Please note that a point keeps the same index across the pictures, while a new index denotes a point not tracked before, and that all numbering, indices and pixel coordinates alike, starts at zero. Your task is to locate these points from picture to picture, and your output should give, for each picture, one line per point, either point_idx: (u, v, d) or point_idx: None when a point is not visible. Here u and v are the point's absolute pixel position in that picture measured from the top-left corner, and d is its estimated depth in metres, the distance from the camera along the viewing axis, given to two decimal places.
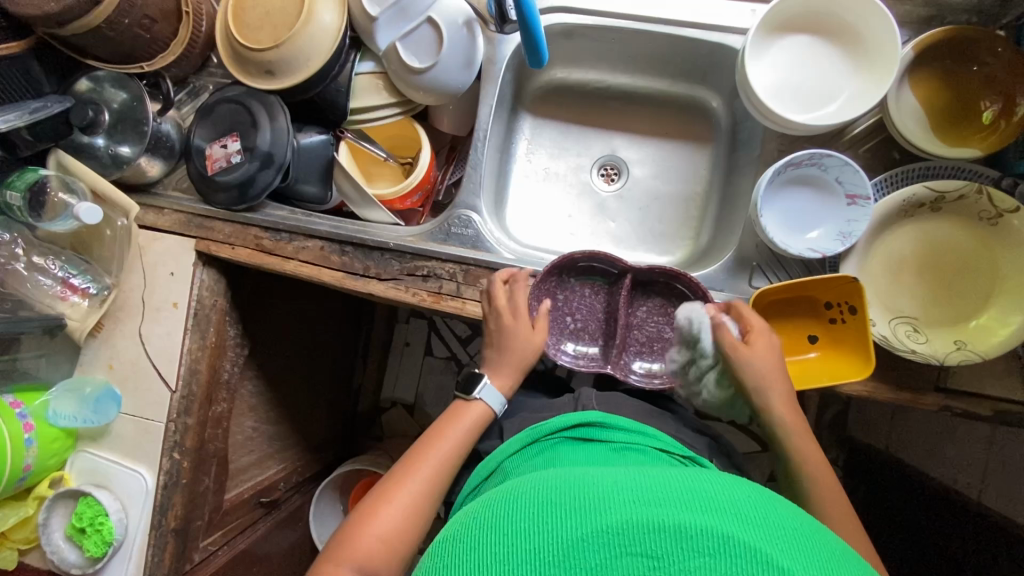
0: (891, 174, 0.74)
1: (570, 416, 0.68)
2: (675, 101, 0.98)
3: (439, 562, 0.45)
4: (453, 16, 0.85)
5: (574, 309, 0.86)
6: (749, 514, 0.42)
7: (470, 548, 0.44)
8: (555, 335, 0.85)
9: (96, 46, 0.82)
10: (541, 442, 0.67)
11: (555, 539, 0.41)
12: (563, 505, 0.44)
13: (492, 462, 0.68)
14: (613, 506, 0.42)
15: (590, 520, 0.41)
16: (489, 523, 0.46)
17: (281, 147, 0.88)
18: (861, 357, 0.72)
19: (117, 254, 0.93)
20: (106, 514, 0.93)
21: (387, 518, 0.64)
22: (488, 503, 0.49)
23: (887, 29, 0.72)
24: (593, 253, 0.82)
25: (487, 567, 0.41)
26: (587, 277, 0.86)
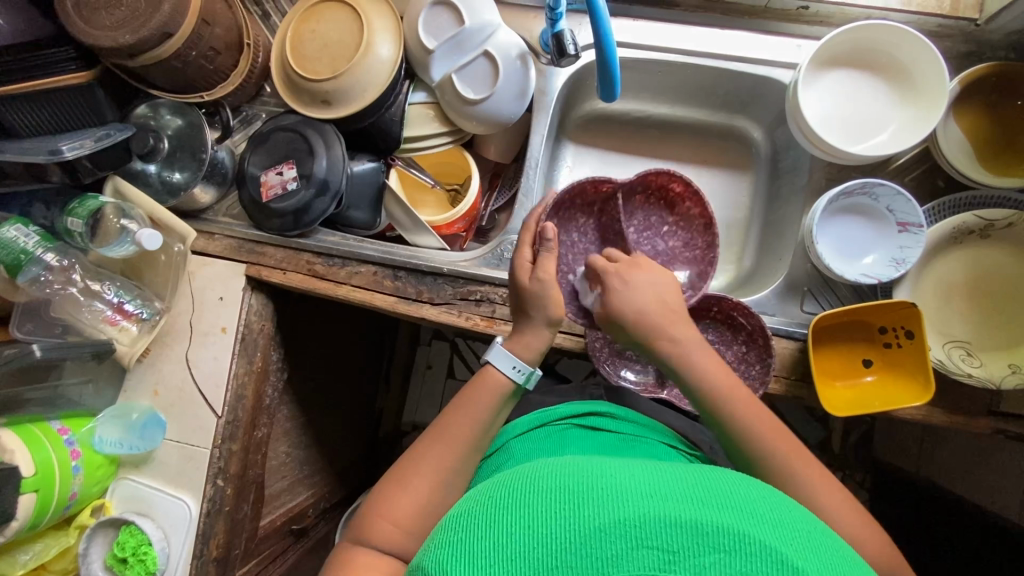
0: (941, 202, 0.77)
1: (577, 405, 0.75)
2: (713, 130, 1.01)
3: (451, 537, 0.44)
4: (507, 49, 0.88)
5: (572, 266, 0.89)
6: (762, 513, 0.42)
7: (486, 524, 0.43)
8: (614, 361, 0.86)
9: (159, 76, 0.84)
10: (551, 426, 0.73)
11: (570, 526, 0.40)
12: (580, 491, 0.43)
13: (500, 440, 0.74)
14: (630, 498, 0.41)
15: (609, 509, 0.41)
16: (502, 504, 0.45)
17: (337, 175, 0.89)
18: (919, 381, 0.73)
19: (169, 279, 0.94)
20: (150, 543, 0.91)
21: (383, 528, 0.61)
22: (501, 485, 0.48)
23: (934, 64, 0.75)
24: (578, 184, 0.84)
25: (501, 549, 0.41)
26: (575, 217, 0.88)
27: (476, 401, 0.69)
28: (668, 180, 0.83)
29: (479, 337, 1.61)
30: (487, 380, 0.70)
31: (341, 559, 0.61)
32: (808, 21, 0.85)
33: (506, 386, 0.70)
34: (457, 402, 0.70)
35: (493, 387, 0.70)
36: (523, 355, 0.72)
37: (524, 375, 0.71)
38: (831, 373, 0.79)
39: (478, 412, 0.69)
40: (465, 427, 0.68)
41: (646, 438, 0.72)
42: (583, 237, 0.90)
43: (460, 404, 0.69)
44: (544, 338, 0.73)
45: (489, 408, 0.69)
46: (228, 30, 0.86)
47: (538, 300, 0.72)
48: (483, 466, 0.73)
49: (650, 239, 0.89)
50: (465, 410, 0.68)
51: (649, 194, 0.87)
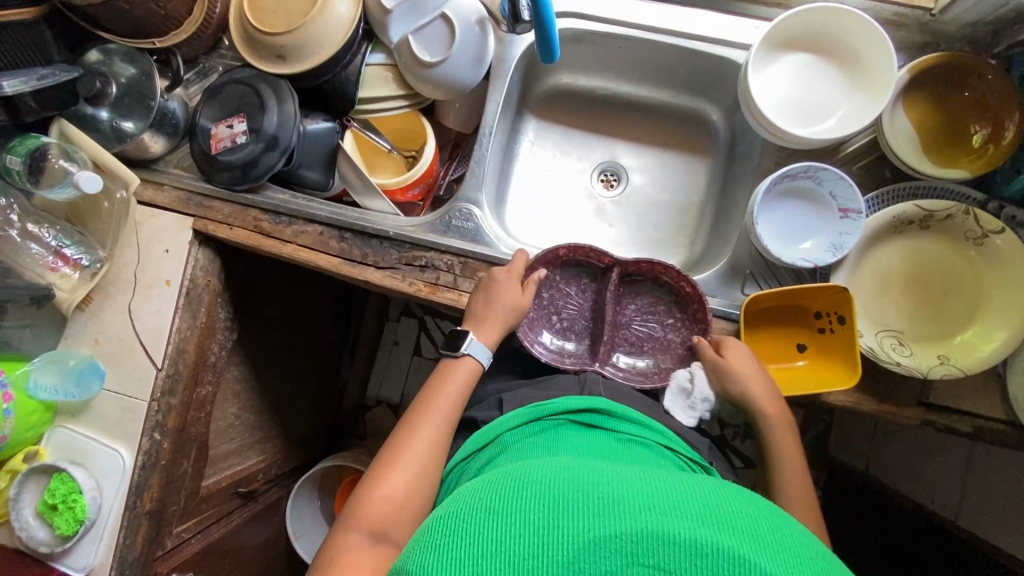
0: (883, 192, 0.77)
1: (575, 400, 0.65)
2: (675, 112, 1.01)
3: (439, 536, 0.44)
4: (466, 13, 0.87)
5: (559, 309, 0.84)
6: (764, 533, 0.41)
7: (475, 528, 0.43)
8: (535, 326, 0.82)
9: (107, 17, 0.83)
10: (546, 421, 0.64)
11: (564, 538, 0.40)
12: (576, 501, 0.43)
13: (490, 433, 0.65)
14: (627, 512, 0.41)
15: (601, 521, 0.41)
16: (496, 505, 0.45)
17: (287, 131, 0.88)
18: (848, 366, 0.73)
19: (111, 227, 0.92)
20: (80, 491, 0.91)
21: (373, 515, 0.62)
22: (495, 482, 0.48)
23: (884, 51, 0.74)
24: (579, 246, 0.81)
25: (492, 554, 0.41)
26: (574, 273, 0.84)
27: (447, 388, 0.73)
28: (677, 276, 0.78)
29: (446, 315, 1.63)
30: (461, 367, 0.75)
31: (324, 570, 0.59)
32: (766, 3, 0.84)
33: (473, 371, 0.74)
34: (423, 411, 0.71)
35: (466, 374, 0.74)
36: (489, 338, 0.76)
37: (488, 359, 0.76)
38: (763, 355, 0.79)
39: (450, 394, 0.72)
40: (438, 414, 0.70)
41: (642, 437, 0.63)
42: (572, 301, 0.84)
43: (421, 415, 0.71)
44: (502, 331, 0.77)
45: (456, 405, 0.72)
46: None
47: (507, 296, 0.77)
48: (472, 458, 0.65)
49: (634, 325, 0.82)
50: (435, 399, 0.71)
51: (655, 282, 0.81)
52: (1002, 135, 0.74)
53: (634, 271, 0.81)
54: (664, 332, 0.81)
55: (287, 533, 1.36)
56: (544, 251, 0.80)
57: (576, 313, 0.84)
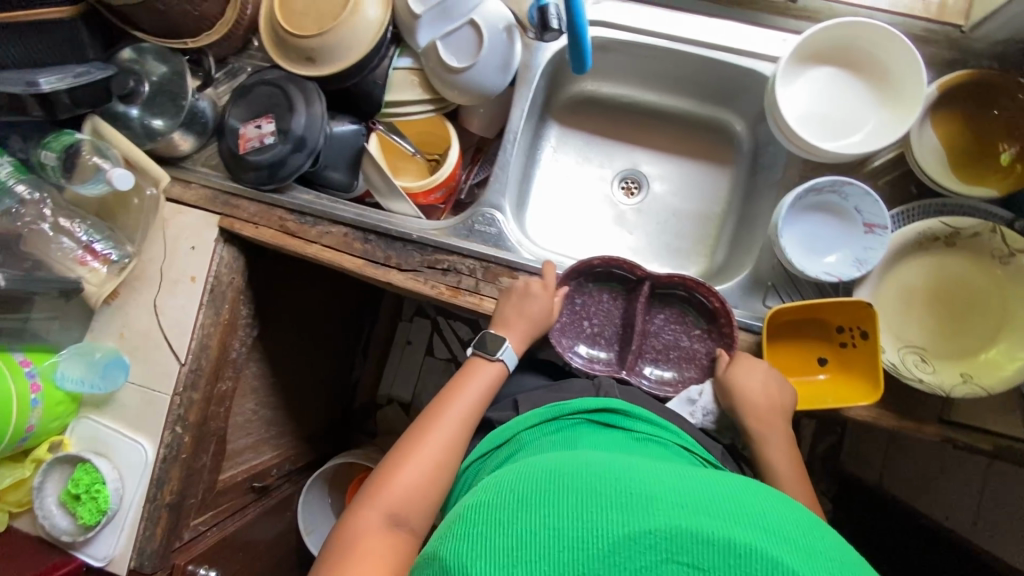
0: (909, 207, 0.77)
1: (593, 399, 0.66)
2: (698, 122, 1.01)
3: (472, 525, 0.44)
4: (494, 21, 0.87)
5: (590, 317, 0.84)
6: (795, 536, 0.41)
7: (508, 518, 0.44)
8: (570, 336, 0.83)
9: (143, 17, 0.84)
10: (563, 420, 0.64)
11: (598, 533, 0.41)
12: (608, 495, 0.43)
13: (508, 431, 0.65)
14: (660, 509, 0.42)
15: (635, 517, 0.41)
16: (527, 496, 0.45)
17: (315, 133, 0.89)
18: (870, 382, 0.73)
19: (140, 224, 0.94)
20: (104, 482, 0.92)
21: (390, 496, 0.64)
22: (523, 473, 0.49)
23: (913, 67, 0.74)
24: (612, 258, 0.80)
25: (526, 546, 0.41)
26: (606, 282, 0.84)
27: (472, 385, 0.73)
28: (707, 291, 0.78)
29: (459, 317, 1.64)
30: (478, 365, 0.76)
31: (339, 544, 0.62)
32: (796, 15, 0.84)
33: (499, 373, 0.75)
34: (445, 401, 0.72)
35: (492, 376, 0.75)
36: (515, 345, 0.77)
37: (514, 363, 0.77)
38: (785, 369, 0.79)
39: (474, 392, 0.73)
40: (460, 409, 0.71)
41: (659, 437, 0.63)
42: (601, 310, 0.84)
43: (443, 406, 0.71)
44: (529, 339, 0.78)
45: (479, 401, 0.72)
46: None
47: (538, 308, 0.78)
48: (490, 454, 0.65)
49: (665, 335, 0.83)
50: (460, 394, 0.72)
51: (684, 296, 0.81)
52: None
53: (666, 285, 0.80)
54: (690, 342, 0.82)
55: (298, 529, 1.37)
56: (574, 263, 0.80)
57: (607, 321, 0.84)
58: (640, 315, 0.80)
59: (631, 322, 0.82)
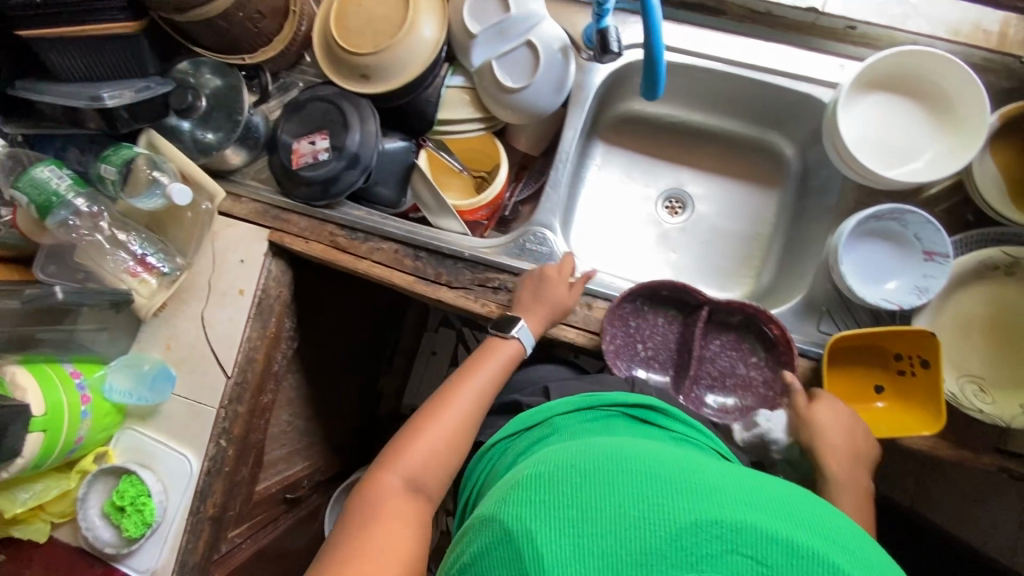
0: (966, 237, 0.77)
1: (631, 394, 0.66)
2: (745, 143, 1.01)
3: (532, 492, 0.45)
4: (550, 41, 0.88)
5: (646, 340, 0.85)
6: (856, 547, 0.41)
7: (569, 490, 0.44)
8: (626, 360, 0.83)
9: (204, 34, 0.85)
10: (598, 411, 0.65)
11: (664, 516, 0.41)
12: (670, 482, 0.44)
13: (540, 415, 0.66)
14: (723, 502, 0.42)
15: (700, 505, 0.42)
16: (588, 471, 0.46)
17: (368, 150, 0.89)
18: (931, 411, 0.73)
19: (193, 236, 0.94)
20: (149, 494, 0.92)
21: (409, 461, 0.67)
22: (580, 451, 0.50)
23: (976, 97, 0.74)
24: (673, 282, 0.80)
25: (589, 518, 0.42)
26: (662, 306, 0.84)
27: (489, 361, 0.76)
28: (769, 320, 0.78)
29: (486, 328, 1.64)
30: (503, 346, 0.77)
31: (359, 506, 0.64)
32: (854, 42, 0.84)
33: (518, 352, 0.77)
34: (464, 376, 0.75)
35: (510, 354, 0.77)
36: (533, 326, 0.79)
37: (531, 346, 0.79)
38: (842, 396, 0.79)
39: (491, 368, 0.75)
40: (477, 384, 0.73)
41: (694, 439, 0.64)
42: (657, 333, 0.85)
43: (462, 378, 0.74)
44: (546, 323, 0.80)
45: (497, 375, 0.75)
46: None
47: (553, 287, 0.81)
48: (518, 435, 0.66)
49: (723, 362, 0.83)
50: (476, 368, 0.75)
51: (743, 322, 0.81)
52: None
53: (724, 311, 0.81)
54: (747, 370, 0.82)
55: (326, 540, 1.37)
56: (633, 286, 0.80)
57: (663, 344, 0.85)
58: (698, 340, 0.80)
59: (688, 347, 0.83)
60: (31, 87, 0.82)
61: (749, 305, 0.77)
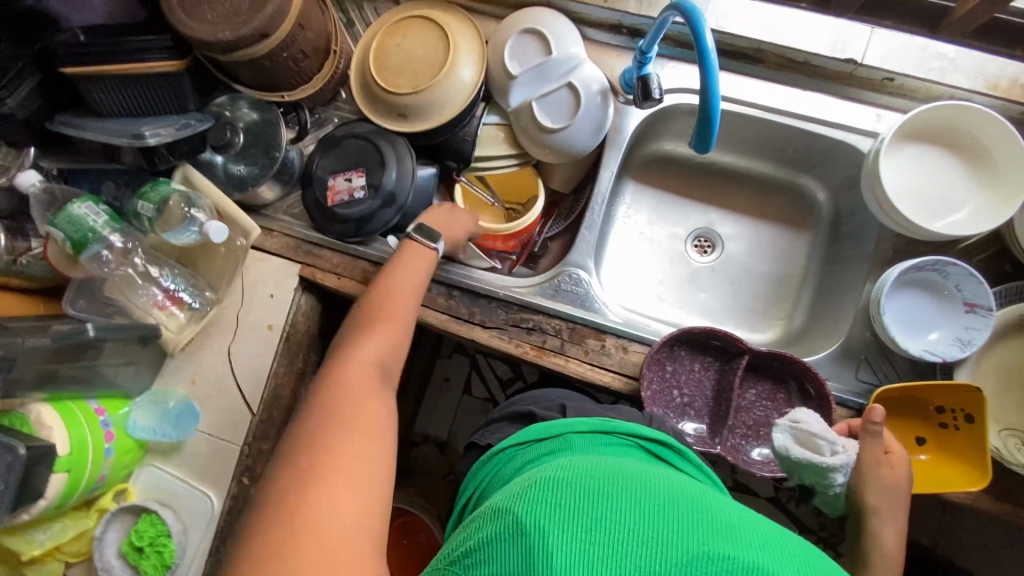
0: (1012, 287, 0.77)
1: (653, 429, 0.64)
2: (775, 185, 1.02)
3: (547, 494, 0.44)
4: (588, 84, 0.88)
5: (682, 385, 0.84)
6: None
7: (586, 499, 0.43)
8: (663, 407, 0.82)
9: (246, 72, 0.85)
10: (613, 437, 0.61)
11: (677, 543, 0.40)
12: (689, 515, 0.43)
13: (555, 430, 0.63)
14: (740, 543, 0.41)
15: (717, 541, 0.41)
16: (606, 485, 0.45)
17: (404, 188, 0.89)
18: (976, 467, 0.72)
19: (225, 272, 0.93)
20: (169, 535, 0.89)
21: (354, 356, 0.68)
22: (600, 466, 0.48)
23: (1017, 152, 0.75)
24: (714, 329, 0.80)
25: (599, 530, 0.41)
26: (698, 351, 0.84)
27: (414, 260, 0.82)
28: (810, 373, 0.77)
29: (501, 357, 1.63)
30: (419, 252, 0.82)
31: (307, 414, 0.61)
32: (891, 92, 0.84)
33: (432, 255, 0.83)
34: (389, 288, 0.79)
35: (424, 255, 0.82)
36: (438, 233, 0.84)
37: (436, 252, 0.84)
38: None
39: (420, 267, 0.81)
40: (409, 282, 0.79)
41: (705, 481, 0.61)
42: (692, 378, 0.84)
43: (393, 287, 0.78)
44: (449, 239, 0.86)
45: (421, 272, 0.81)
46: (318, 36, 0.86)
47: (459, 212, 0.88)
48: (525, 445, 0.63)
49: (758, 411, 0.82)
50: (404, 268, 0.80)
51: (782, 372, 0.81)
52: None
53: (764, 360, 0.80)
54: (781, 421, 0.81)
55: None
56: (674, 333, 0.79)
57: (697, 390, 0.84)
58: (736, 390, 0.79)
59: (724, 396, 0.82)
60: (71, 122, 0.82)
61: (791, 357, 0.77)
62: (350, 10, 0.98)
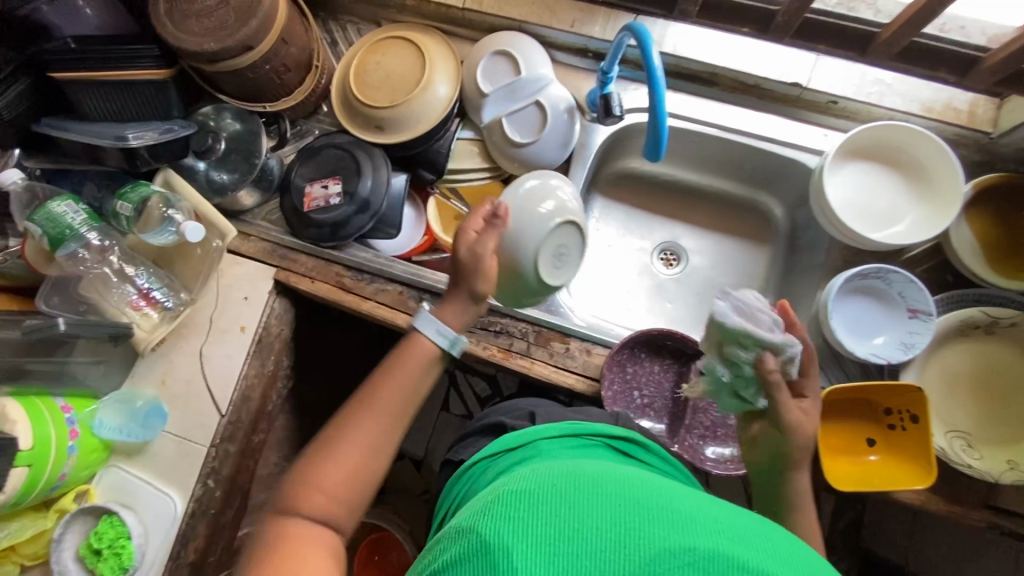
0: (950, 296, 0.81)
1: (615, 428, 0.68)
2: (736, 202, 1.06)
3: (505, 509, 0.41)
4: (556, 102, 0.94)
5: (643, 386, 0.86)
6: None
7: (545, 510, 0.40)
8: (623, 407, 0.84)
9: (230, 83, 0.89)
10: (583, 439, 0.64)
11: (640, 541, 0.38)
12: (650, 511, 0.41)
13: (525, 438, 0.65)
14: (705, 533, 0.39)
15: (679, 534, 0.38)
16: (566, 493, 0.42)
17: (379, 196, 0.93)
18: (923, 466, 0.75)
19: (200, 272, 0.94)
20: (129, 536, 0.88)
21: (314, 497, 0.57)
22: (558, 474, 0.46)
23: (949, 169, 0.81)
24: (671, 330, 0.84)
25: (561, 537, 0.38)
26: (658, 352, 0.87)
27: (407, 367, 0.66)
28: None
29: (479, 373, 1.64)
30: (418, 348, 0.67)
31: (265, 539, 0.55)
32: (835, 114, 0.91)
33: (433, 352, 0.67)
34: (367, 401, 0.64)
35: (426, 352, 0.67)
36: (448, 321, 0.69)
37: (450, 340, 0.68)
38: (835, 449, 0.80)
39: (413, 372, 0.66)
40: (399, 389, 0.65)
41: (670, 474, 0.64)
42: (653, 380, 0.87)
43: (377, 392, 0.64)
44: (471, 312, 0.70)
45: (416, 379, 0.66)
46: (301, 51, 0.91)
47: (468, 273, 0.68)
48: (498, 457, 0.64)
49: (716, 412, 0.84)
50: (392, 379, 0.65)
51: None
52: None
53: None
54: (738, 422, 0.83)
55: None
56: (634, 335, 0.82)
57: (657, 390, 0.87)
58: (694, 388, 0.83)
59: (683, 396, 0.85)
60: (58, 125, 0.85)
61: None
62: (334, 30, 1.04)
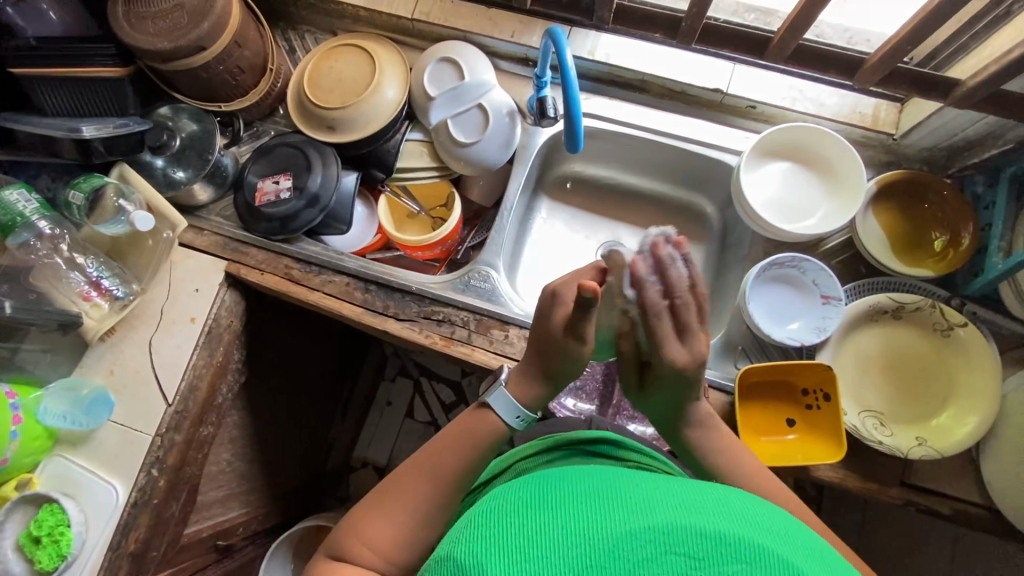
0: (861, 284, 0.87)
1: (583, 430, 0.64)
2: (675, 203, 1.12)
3: (473, 531, 0.42)
4: (498, 106, 1.00)
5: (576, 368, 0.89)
6: (787, 532, 0.40)
7: (511, 520, 0.41)
8: None
9: (185, 82, 0.94)
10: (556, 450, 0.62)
11: (600, 527, 0.39)
12: (607, 498, 0.42)
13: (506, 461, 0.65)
14: (659, 507, 0.40)
15: (638, 516, 0.39)
16: (529, 501, 0.43)
17: (328, 192, 0.97)
18: (835, 443, 0.79)
19: (152, 263, 0.98)
20: (68, 524, 0.87)
21: (358, 550, 0.59)
22: (521, 485, 0.47)
23: (854, 167, 0.87)
24: None
25: (529, 544, 0.39)
26: None
27: (466, 440, 0.65)
28: None
29: (442, 378, 1.64)
30: (486, 423, 0.66)
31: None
32: (754, 118, 0.98)
33: (501, 431, 0.66)
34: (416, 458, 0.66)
35: (489, 431, 0.66)
36: (522, 401, 0.68)
37: (523, 420, 0.68)
38: (757, 428, 0.84)
39: (469, 445, 0.65)
40: (452, 459, 0.64)
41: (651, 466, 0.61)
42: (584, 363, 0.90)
43: (429, 453, 0.65)
44: (546, 388, 0.69)
45: (473, 451, 0.65)
46: (255, 55, 0.96)
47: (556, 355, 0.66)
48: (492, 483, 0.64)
49: None
50: (446, 442, 0.65)
51: None
52: (959, 241, 0.85)
53: None
54: None
55: None
56: None
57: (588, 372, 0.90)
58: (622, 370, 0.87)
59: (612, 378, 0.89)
60: (15, 118, 0.89)
61: None
62: (293, 39, 1.10)
